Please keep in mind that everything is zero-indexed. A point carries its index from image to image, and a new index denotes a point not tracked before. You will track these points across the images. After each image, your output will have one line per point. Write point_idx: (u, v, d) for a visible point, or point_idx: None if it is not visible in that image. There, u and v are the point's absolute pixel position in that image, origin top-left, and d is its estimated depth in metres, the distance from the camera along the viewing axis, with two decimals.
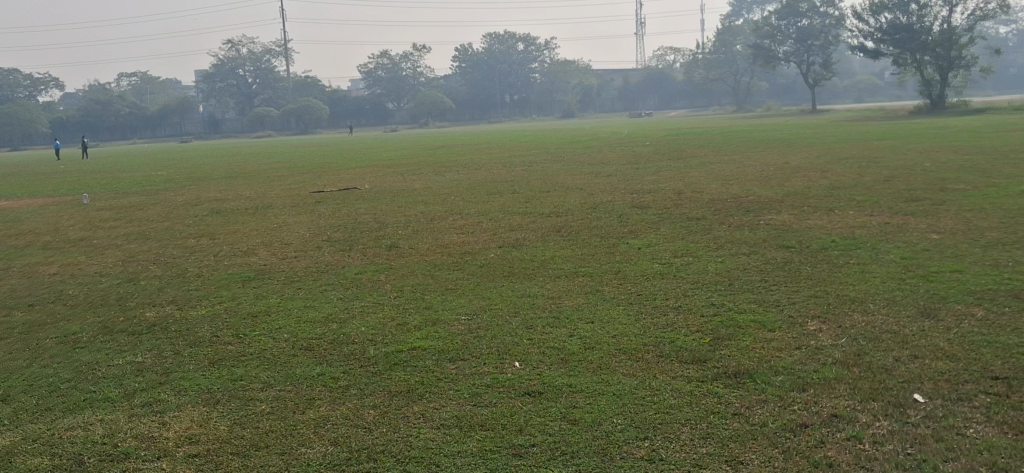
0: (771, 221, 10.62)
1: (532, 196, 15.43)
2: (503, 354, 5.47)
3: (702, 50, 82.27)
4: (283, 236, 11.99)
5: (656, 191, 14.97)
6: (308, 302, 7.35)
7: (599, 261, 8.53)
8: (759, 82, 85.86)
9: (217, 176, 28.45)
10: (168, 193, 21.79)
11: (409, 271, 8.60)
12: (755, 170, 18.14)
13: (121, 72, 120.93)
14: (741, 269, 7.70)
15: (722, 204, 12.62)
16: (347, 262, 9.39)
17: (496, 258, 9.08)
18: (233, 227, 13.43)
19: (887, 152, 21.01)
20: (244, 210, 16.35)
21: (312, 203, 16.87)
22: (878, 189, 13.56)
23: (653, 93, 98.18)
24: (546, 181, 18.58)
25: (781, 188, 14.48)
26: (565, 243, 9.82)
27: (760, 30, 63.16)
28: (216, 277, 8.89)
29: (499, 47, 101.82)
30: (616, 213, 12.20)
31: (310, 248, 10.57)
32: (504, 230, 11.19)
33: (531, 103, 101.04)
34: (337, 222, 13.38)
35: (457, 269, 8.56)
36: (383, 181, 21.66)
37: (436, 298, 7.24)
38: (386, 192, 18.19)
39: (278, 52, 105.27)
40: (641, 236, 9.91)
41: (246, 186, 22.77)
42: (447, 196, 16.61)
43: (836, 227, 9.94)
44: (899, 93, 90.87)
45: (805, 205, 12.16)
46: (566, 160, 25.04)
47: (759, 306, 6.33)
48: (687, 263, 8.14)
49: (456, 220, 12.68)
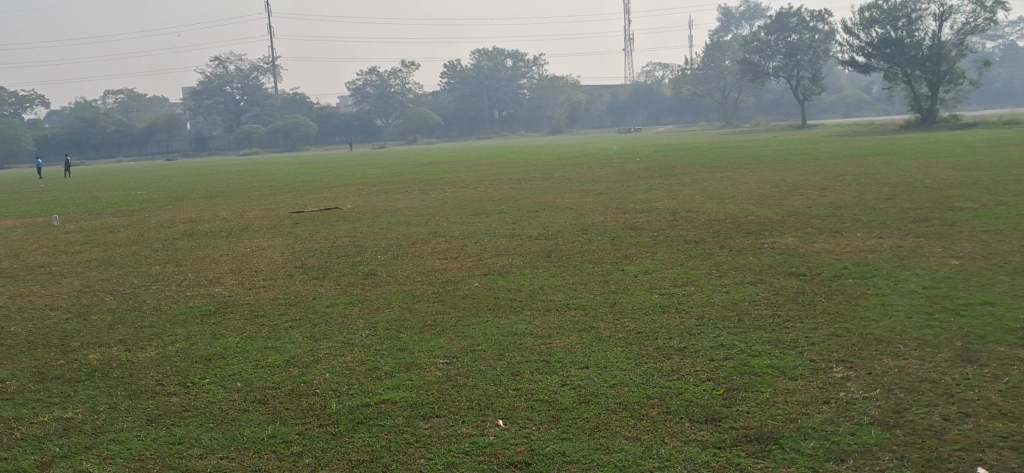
0: (775, 245, 9.94)
1: (520, 217, 14.76)
2: (484, 409, 4.75)
3: (691, 66, 81.92)
4: (255, 261, 11.26)
5: (649, 210, 14.30)
6: (270, 341, 6.59)
7: (594, 291, 7.83)
8: (748, 97, 85.52)
9: (197, 195, 27.68)
10: (143, 214, 21.02)
11: (385, 303, 7.88)
12: (751, 188, 17.50)
13: (108, 90, 119.79)
14: (749, 301, 7.01)
15: (720, 225, 11.96)
16: (319, 292, 8.66)
17: (480, 288, 8.34)
18: (203, 253, 12.66)
19: (885, 169, 20.39)
20: (219, 232, 15.61)
21: (290, 224, 16.18)
22: (882, 208, 12.93)
23: (642, 108, 97.83)
24: (534, 199, 17.89)
25: (780, 207, 13.83)
26: (555, 269, 9.12)
27: (748, 45, 62.79)
28: (173, 311, 8.14)
29: (487, 64, 101.38)
30: (609, 234, 11.51)
31: (281, 276, 9.84)
32: (489, 255, 10.48)
33: (520, 119, 100.46)
34: (313, 246, 12.64)
35: (437, 300, 7.84)
36: (366, 200, 20.92)
37: (412, 336, 6.51)
38: (369, 213, 17.46)
39: (265, 69, 104.47)
40: (636, 261, 9.21)
41: (225, 206, 22.05)
42: (433, 216, 15.92)
43: (845, 250, 9.26)
44: (887, 107, 90.60)
45: (808, 225, 11.50)
46: (556, 177, 24.33)
47: (774, 347, 5.64)
48: (689, 294, 7.42)
49: (440, 243, 11.97)
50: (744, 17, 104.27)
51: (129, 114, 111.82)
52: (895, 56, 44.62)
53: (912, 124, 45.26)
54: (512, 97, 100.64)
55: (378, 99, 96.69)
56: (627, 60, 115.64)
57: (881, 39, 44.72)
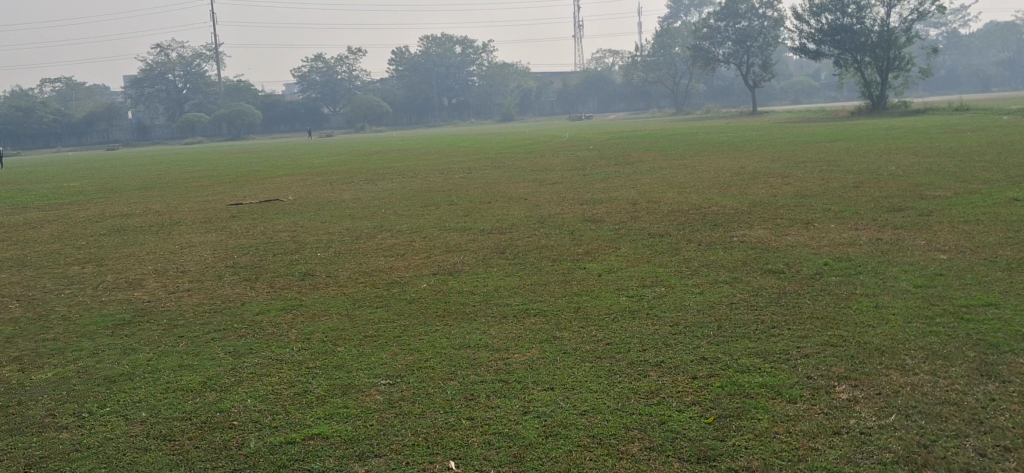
0: (745, 238, 9.29)
1: (472, 208, 14.01)
2: (433, 445, 4.00)
3: (641, 53, 81.68)
4: (184, 260, 10.35)
5: (607, 201, 13.61)
6: (187, 360, 5.75)
7: (555, 294, 7.11)
8: (697, 85, 85.57)
9: (133, 186, 26.47)
10: (73, 208, 19.87)
11: (323, 309, 7.09)
12: (710, 176, 16.92)
13: (45, 79, 115.94)
14: (726, 305, 6.34)
15: (684, 217, 11.30)
16: (249, 297, 7.80)
17: (428, 290, 7.58)
18: (129, 250, 11.73)
19: (844, 156, 19.96)
20: (149, 228, 14.59)
21: (227, 218, 15.21)
22: (850, 197, 12.40)
23: (592, 96, 97.42)
24: (486, 190, 17.15)
25: (744, 197, 13.22)
26: (510, 268, 8.36)
27: (698, 32, 62.55)
28: (82, 321, 7.21)
29: (437, 50, 100.16)
30: (567, 228, 10.82)
31: (210, 278, 8.96)
32: (438, 251, 9.72)
33: (470, 107, 99.45)
34: (249, 242, 11.77)
35: (381, 306, 7.04)
36: (310, 191, 20.00)
37: (350, 350, 5.71)
38: (311, 205, 16.58)
39: (210, 57, 102.11)
40: (598, 258, 8.52)
41: (160, 198, 20.95)
42: (380, 208, 15.09)
43: (820, 243, 8.65)
44: (835, 94, 91.31)
45: (776, 216, 10.90)
46: (508, 166, 23.60)
47: (765, 360, 4.97)
48: (659, 297, 6.72)
49: (386, 238, 11.17)
50: (692, 5, 104.24)
51: (68, 103, 108.53)
52: (845, 43, 44.52)
53: (862, 110, 45.26)
54: (462, 84, 99.59)
55: (325, 87, 95.01)
56: (577, 47, 115.03)
57: (831, 26, 44.58)
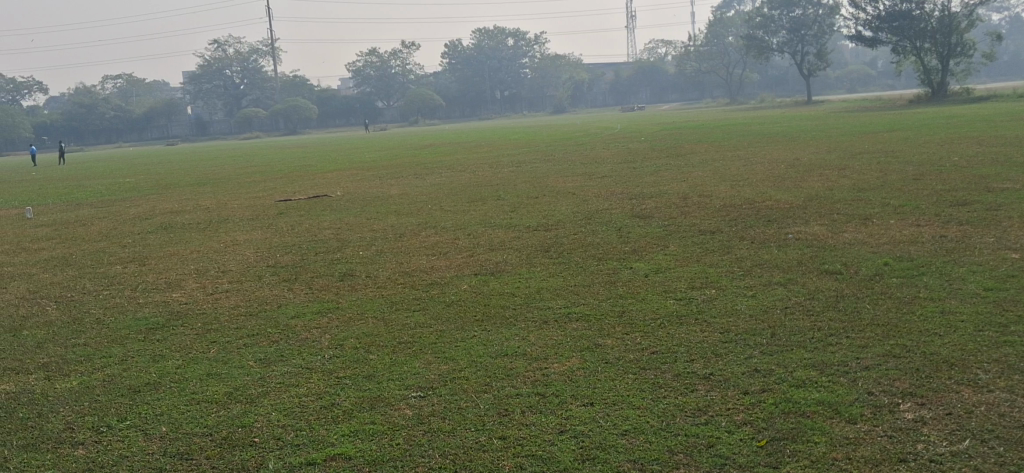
0: (801, 235, 8.86)
1: (519, 203, 13.73)
2: (463, 469, 3.73)
3: (694, 43, 80.61)
4: (226, 260, 10.22)
5: (657, 195, 13.23)
6: (216, 369, 5.57)
7: (600, 296, 6.79)
8: (752, 74, 84.27)
9: (186, 182, 26.69)
10: (124, 204, 20.01)
11: (360, 312, 6.86)
12: (764, 169, 16.43)
13: (106, 76, 118.15)
14: (781, 311, 5.96)
15: (736, 212, 10.88)
16: (285, 299, 7.61)
17: (468, 292, 7.31)
18: (173, 249, 11.66)
19: (904, 146, 19.29)
20: (196, 225, 14.58)
21: (274, 214, 15.15)
22: (910, 190, 11.86)
23: (645, 87, 96.47)
24: (535, 184, 16.86)
25: (799, 190, 12.74)
26: (554, 268, 8.06)
27: (752, 21, 61.48)
28: (116, 325, 7.08)
29: (488, 43, 99.97)
30: (615, 224, 10.48)
31: (249, 278, 8.80)
32: (482, 250, 9.46)
33: (522, 99, 99.17)
34: (292, 240, 11.63)
35: (417, 309, 6.79)
36: (358, 186, 19.89)
37: (383, 359, 5.47)
38: (358, 200, 16.45)
39: (264, 52, 103.13)
40: (646, 257, 8.18)
41: (211, 194, 21.05)
42: (426, 204, 14.88)
43: (881, 241, 8.21)
44: (894, 82, 89.26)
45: (833, 210, 10.44)
46: (558, 159, 23.28)
47: (823, 374, 4.62)
48: (709, 301, 6.37)
49: (429, 236, 10.94)
50: None
51: (128, 100, 110.49)
52: (904, 29, 43.33)
53: (922, 98, 44.03)
54: (514, 77, 99.35)
55: (378, 81, 95.42)
56: (629, 37, 114.09)
57: (889, 12, 43.42)
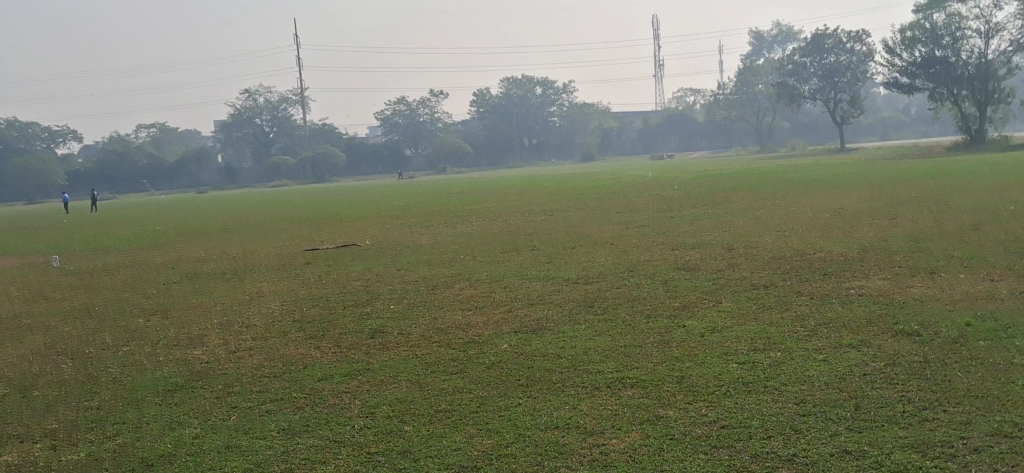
0: (864, 290, 8.25)
1: (555, 254, 13.22)
2: None
3: (723, 90, 80.25)
4: (251, 313, 9.75)
5: (700, 246, 12.66)
6: (236, 439, 5.07)
7: (654, 358, 6.23)
8: (781, 122, 83.65)
9: (214, 229, 26.44)
10: (151, 252, 19.68)
11: (392, 375, 6.33)
12: (808, 218, 15.82)
13: (139, 124, 119.35)
14: (860, 379, 5.37)
15: (788, 264, 10.30)
16: (312, 358, 7.10)
17: (509, 352, 6.76)
18: (197, 299, 11.24)
19: (952, 194, 18.62)
20: (222, 274, 14.17)
21: (302, 263, 14.72)
22: (971, 241, 11.21)
23: (674, 134, 96.06)
24: (570, 233, 16.35)
25: (851, 241, 12.12)
26: (601, 325, 7.50)
27: (782, 68, 61.02)
28: (132, 385, 6.58)
29: (517, 91, 100.35)
30: (660, 276, 9.93)
31: (275, 334, 8.30)
32: (520, 303, 8.93)
33: (550, 147, 99.06)
34: (321, 291, 11.17)
35: (455, 371, 6.26)
36: (387, 234, 19.47)
37: (419, 430, 4.95)
38: (389, 249, 16.02)
39: (295, 100, 103.94)
40: (699, 314, 7.61)
41: (239, 242, 20.72)
42: (458, 253, 14.40)
43: (956, 297, 7.60)
44: (926, 130, 88.30)
45: (893, 263, 9.84)
46: (591, 207, 22.79)
47: (924, 460, 4.05)
48: (778, 365, 5.78)
49: (464, 288, 10.43)
50: (775, 40, 102.57)
51: (161, 148, 111.51)
52: (940, 75, 42.62)
53: (959, 145, 43.18)
54: (542, 125, 99.42)
55: (407, 129, 95.79)
56: (657, 85, 114.04)
57: (924, 58, 42.78)
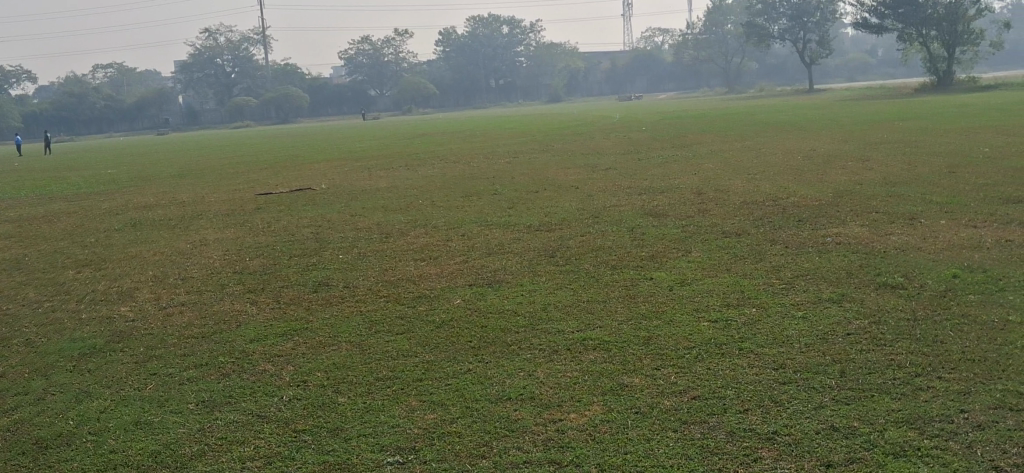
0: (841, 238, 7.79)
1: (516, 199, 12.65)
2: None
3: (692, 30, 79.42)
4: (190, 264, 9.11)
5: (669, 190, 12.15)
6: (148, 415, 4.49)
7: (618, 315, 5.72)
8: (750, 63, 83.04)
9: (169, 173, 25.58)
10: (99, 197, 18.85)
11: (333, 335, 5.77)
12: (779, 161, 15.35)
13: (96, 64, 116.04)
14: (844, 340, 4.88)
15: (760, 209, 9.83)
16: (247, 316, 6.51)
17: (460, 309, 6.22)
18: (137, 249, 10.57)
19: (924, 136, 18.24)
20: (167, 221, 13.46)
21: (253, 210, 14.06)
22: (949, 185, 10.78)
23: (642, 75, 95.23)
24: (534, 177, 15.79)
25: (824, 185, 11.65)
26: (562, 278, 6.98)
27: (751, 8, 60.37)
28: (45, 348, 5.97)
29: (483, 31, 98.82)
30: (626, 224, 9.42)
31: (210, 288, 7.68)
32: (477, 254, 8.39)
33: (518, 88, 97.87)
34: (269, 239, 10.55)
35: (401, 332, 5.71)
36: (345, 178, 18.79)
37: (354, 402, 4.40)
38: (346, 194, 15.37)
39: (257, 40, 101.49)
40: (668, 266, 7.09)
41: (191, 187, 19.95)
42: (417, 198, 13.80)
43: (939, 246, 7.15)
44: (894, 71, 88.14)
45: (870, 208, 9.37)
46: (557, 149, 22.21)
47: (923, 439, 3.57)
48: (751, 324, 5.28)
49: (419, 236, 9.87)
50: None
51: (119, 89, 108.60)
52: (910, 16, 42.19)
53: (927, 87, 42.91)
54: (509, 65, 98.16)
55: (372, 69, 94.16)
56: (625, 26, 112.90)
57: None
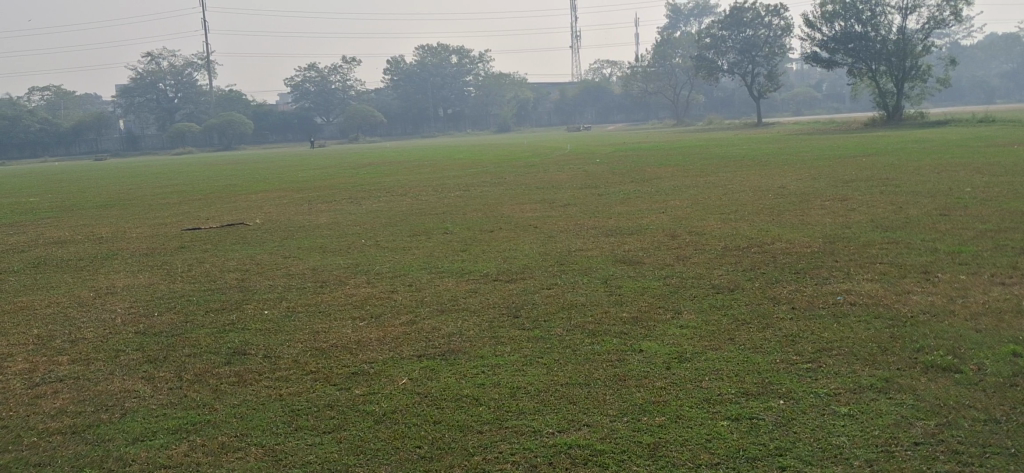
0: (853, 297, 6.68)
1: (470, 239, 11.41)
2: None
3: (640, 63, 79.16)
4: (84, 321, 7.66)
5: (638, 232, 10.99)
6: None
7: (610, 408, 4.49)
8: (698, 96, 83.12)
9: (95, 203, 23.90)
10: (10, 230, 17.18)
11: (241, 433, 4.44)
12: (749, 198, 14.32)
13: (33, 87, 112.32)
14: (915, 457, 3.71)
15: (747, 258, 8.71)
16: (138, 400, 5.15)
17: (407, 395, 4.91)
18: (30, 298, 9.10)
19: (893, 173, 17.44)
20: (76, 261, 11.97)
21: (175, 248, 12.63)
22: (945, 229, 9.79)
23: (591, 107, 94.97)
24: (486, 213, 14.60)
25: (808, 228, 10.60)
26: (532, 349, 5.73)
27: (700, 42, 60.19)
28: None
29: (432, 60, 97.84)
30: (599, 274, 8.22)
31: (99, 356, 6.26)
32: (427, 311, 7.10)
33: (466, 117, 97.02)
34: (186, 287, 9.15)
35: (330, 432, 4.40)
36: (282, 211, 17.41)
37: None
38: (282, 231, 14.03)
39: (199, 65, 99.20)
40: (656, 335, 5.86)
41: (114, 219, 18.36)
42: (359, 237, 12.49)
43: (976, 310, 6.07)
44: (838, 107, 88.85)
45: (873, 258, 8.29)
46: (510, 182, 21.09)
47: None
48: (784, 428, 4.08)
49: (360, 285, 8.56)
50: (691, 13, 102.27)
51: (56, 112, 104.99)
52: (860, 51, 41.81)
53: (876, 122, 42.61)
54: (458, 95, 97.21)
55: (319, 96, 92.47)
56: (574, 57, 112.98)
57: (844, 34, 41.94)
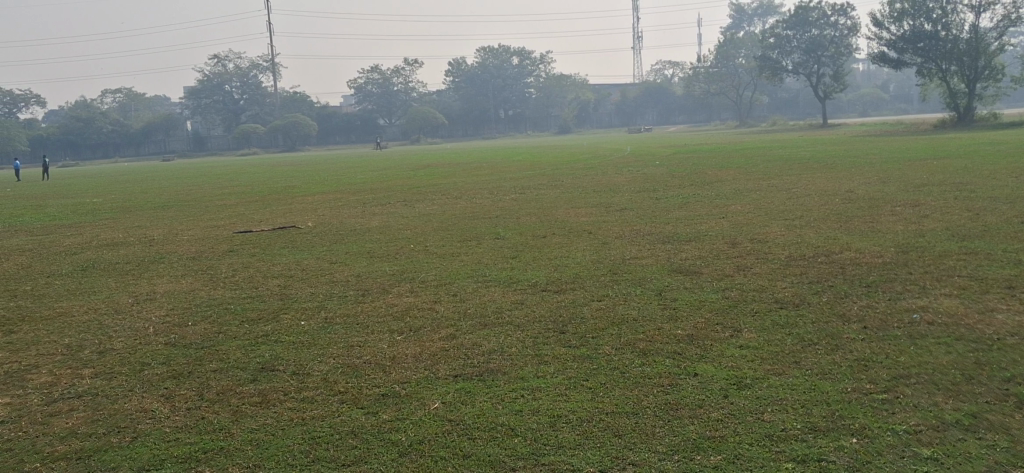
0: (932, 315, 6.10)
1: (521, 245, 10.99)
2: None
3: (703, 63, 77.90)
4: (118, 329, 7.41)
5: (697, 239, 10.45)
6: None
7: (658, 444, 4.03)
8: (762, 96, 81.58)
9: (155, 203, 24.00)
10: (67, 231, 17.23)
11: (254, 466, 4.09)
12: (815, 203, 13.65)
13: (105, 89, 114.83)
14: None
15: (814, 269, 8.13)
16: (155, 422, 4.83)
17: (436, 423, 4.51)
18: (71, 303, 8.92)
19: (968, 176, 16.57)
20: (124, 265, 11.84)
21: (224, 251, 12.44)
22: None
23: (652, 108, 93.89)
24: (540, 217, 14.17)
25: (878, 236, 9.96)
26: (576, 370, 5.28)
27: (765, 41, 58.96)
28: None
29: (493, 62, 97.69)
30: (653, 285, 7.73)
31: (125, 370, 5.98)
32: (468, 325, 6.69)
33: (526, 119, 96.69)
34: (228, 294, 8.89)
35: (350, 465, 4.03)
36: (335, 214, 17.18)
37: None
38: (332, 234, 13.77)
39: (264, 67, 100.43)
40: (714, 357, 5.36)
41: (170, 220, 18.33)
42: (408, 242, 12.16)
43: None
44: (907, 107, 86.49)
45: (952, 271, 7.66)
46: (567, 184, 20.62)
47: None
48: None
49: (403, 294, 8.19)
50: (754, 13, 100.60)
51: (127, 113, 107.19)
52: (930, 50, 40.25)
53: (947, 123, 41.12)
54: (518, 96, 96.86)
55: (380, 98, 92.94)
56: (636, 58, 111.90)
57: (914, 33, 40.45)
